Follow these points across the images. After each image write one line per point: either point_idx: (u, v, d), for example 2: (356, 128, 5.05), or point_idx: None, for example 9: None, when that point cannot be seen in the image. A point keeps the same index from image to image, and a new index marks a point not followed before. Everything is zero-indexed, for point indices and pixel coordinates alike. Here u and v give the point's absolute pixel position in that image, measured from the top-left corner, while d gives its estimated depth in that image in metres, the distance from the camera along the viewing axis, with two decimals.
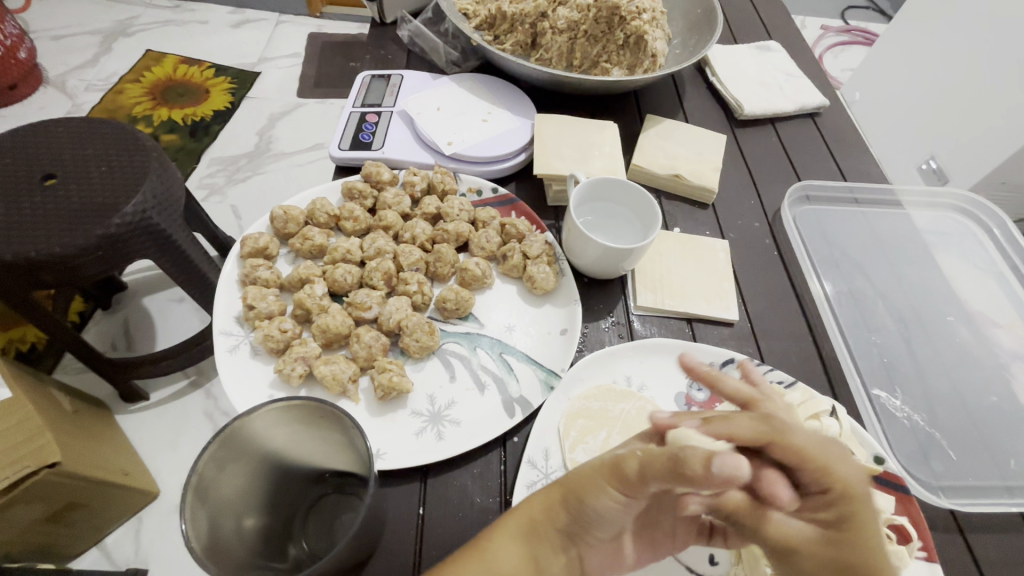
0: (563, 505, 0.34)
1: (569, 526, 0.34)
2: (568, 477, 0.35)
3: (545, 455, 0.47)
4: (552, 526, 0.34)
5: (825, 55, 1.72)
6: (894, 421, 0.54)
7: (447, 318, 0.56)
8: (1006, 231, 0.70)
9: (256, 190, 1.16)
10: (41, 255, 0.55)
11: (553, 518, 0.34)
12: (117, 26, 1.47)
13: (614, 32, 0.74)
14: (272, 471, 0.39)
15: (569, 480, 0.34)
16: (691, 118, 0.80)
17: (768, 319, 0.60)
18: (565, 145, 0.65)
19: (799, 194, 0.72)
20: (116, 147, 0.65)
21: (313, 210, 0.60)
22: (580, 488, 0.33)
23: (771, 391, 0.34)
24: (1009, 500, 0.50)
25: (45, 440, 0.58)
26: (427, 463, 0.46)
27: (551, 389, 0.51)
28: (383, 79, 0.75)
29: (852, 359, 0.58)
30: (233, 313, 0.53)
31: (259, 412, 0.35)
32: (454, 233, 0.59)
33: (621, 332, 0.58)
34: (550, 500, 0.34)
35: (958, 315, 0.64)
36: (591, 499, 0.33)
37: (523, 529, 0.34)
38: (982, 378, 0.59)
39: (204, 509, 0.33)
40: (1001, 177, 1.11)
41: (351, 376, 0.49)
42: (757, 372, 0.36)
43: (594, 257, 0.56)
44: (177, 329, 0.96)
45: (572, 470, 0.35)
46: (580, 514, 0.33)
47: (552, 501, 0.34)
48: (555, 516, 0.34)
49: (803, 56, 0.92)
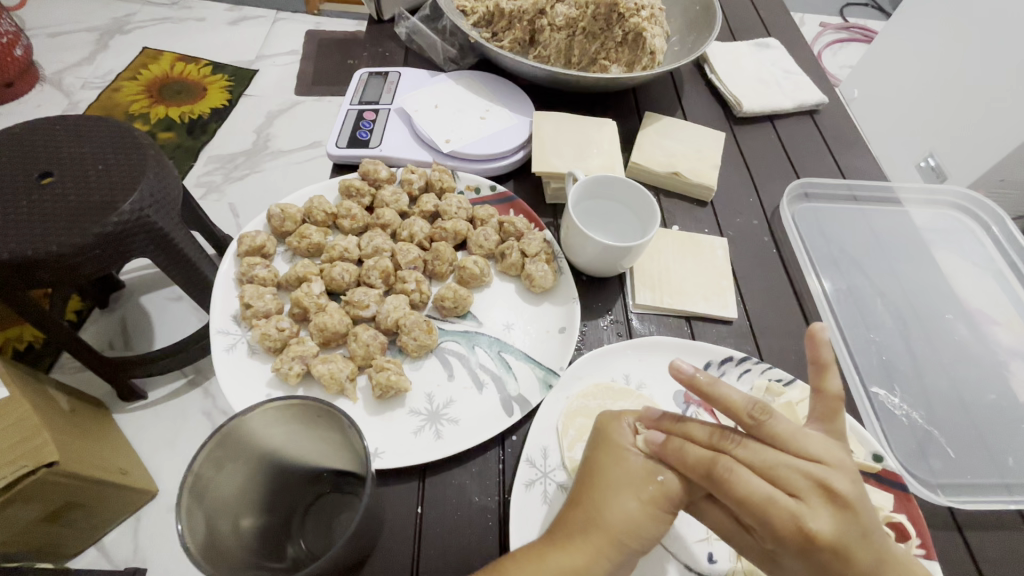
0: (614, 551, 0.36)
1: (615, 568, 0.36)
2: (611, 525, 0.36)
3: (543, 454, 0.47)
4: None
5: (824, 52, 1.71)
6: (893, 419, 0.54)
7: (445, 317, 0.56)
8: (1005, 228, 0.70)
9: (253, 188, 1.16)
10: (39, 253, 0.55)
11: (603, 566, 0.35)
12: (113, 23, 1.46)
13: (612, 29, 0.74)
14: (270, 471, 0.39)
15: (616, 529, 0.36)
16: (690, 115, 0.80)
17: (767, 317, 0.60)
18: (564, 143, 0.65)
19: (798, 191, 0.72)
20: (114, 145, 0.65)
21: (311, 208, 0.60)
22: (631, 528, 0.36)
23: (752, 417, 0.38)
24: (1008, 498, 0.50)
25: (43, 440, 0.58)
26: (425, 462, 0.46)
27: (550, 387, 0.51)
28: (381, 76, 0.75)
29: (850, 357, 0.58)
30: (230, 312, 0.53)
31: (256, 411, 0.35)
32: (452, 231, 0.59)
33: (619, 330, 0.58)
34: (595, 555, 0.35)
35: (957, 312, 0.64)
36: (642, 533, 0.36)
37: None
38: (980, 376, 0.59)
39: (201, 509, 0.33)
40: (999, 175, 1.11)
41: (348, 375, 0.49)
42: (735, 395, 0.39)
43: (592, 255, 0.56)
44: (175, 328, 0.95)
45: (614, 518, 0.36)
46: (630, 550, 0.36)
47: (599, 553, 0.35)
48: (601, 567, 0.35)
49: (802, 53, 0.92)
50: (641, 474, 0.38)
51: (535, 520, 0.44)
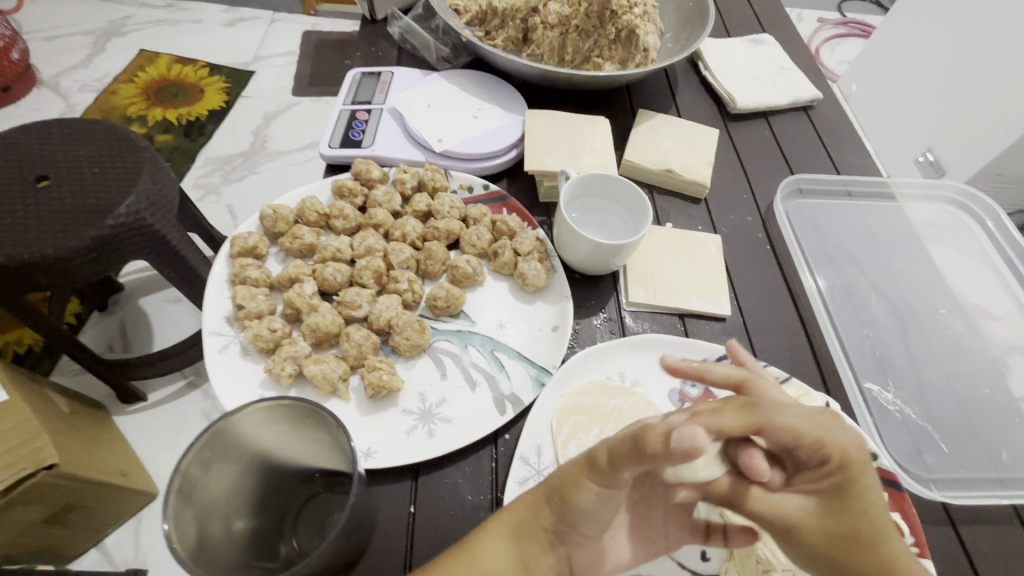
0: (547, 503, 0.35)
1: (555, 525, 0.35)
2: (551, 478, 0.36)
3: (537, 452, 0.47)
4: (539, 525, 0.35)
5: (822, 48, 1.71)
6: (887, 415, 0.54)
7: (438, 316, 0.56)
8: (1001, 224, 0.70)
9: (250, 190, 1.16)
10: (35, 257, 0.55)
11: (542, 520, 0.35)
12: (110, 26, 1.46)
13: (605, 26, 0.74)
14: (259, 472, 0.39)
15: (552, 481, 0.36)
16: (684, 113, 0.80)
17: (761, 315, 0.60)
18: (556, 142, 0.64)
19: (793, 187, 0.72)
20: (109, 148, 0.65)
21: (303, 209, 0.59)
22: (563, 484, 0.35)
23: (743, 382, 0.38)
24: (1003, 492, 0.50)
25: (43, 442, 0.58)
26: (417, 461, 0.46)
27: (543, 385, 0.51)
28: (374, 76, 0.75)
29: (844, 354, 0.57)
30: (223, 313, 0.53)
31: (244, 411, 0.35)
32: (445, 230, 0.59)
33: (613, 328, 0.58)
34: (536, 499, 0.36)
35: (951, 307, 0.64)
36: (574, 496, 0.34)
37: (506, 526, 0.36)
38: (974, 370, 0.58)
39: (189, 510, 0.33)
40: (998, 169, 1.10)
41: (341, 375, 0.49)
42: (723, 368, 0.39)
43: (585, 253, 0.56)
44: (174, 331, 0.95)
45: (556, 472, 0.36)
46: (564, 513, 0.35)
47: (538, 500, 0.36)
48: (543, 515, 0.35)
49: (798, 49, 0.92)
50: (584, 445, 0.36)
51: None
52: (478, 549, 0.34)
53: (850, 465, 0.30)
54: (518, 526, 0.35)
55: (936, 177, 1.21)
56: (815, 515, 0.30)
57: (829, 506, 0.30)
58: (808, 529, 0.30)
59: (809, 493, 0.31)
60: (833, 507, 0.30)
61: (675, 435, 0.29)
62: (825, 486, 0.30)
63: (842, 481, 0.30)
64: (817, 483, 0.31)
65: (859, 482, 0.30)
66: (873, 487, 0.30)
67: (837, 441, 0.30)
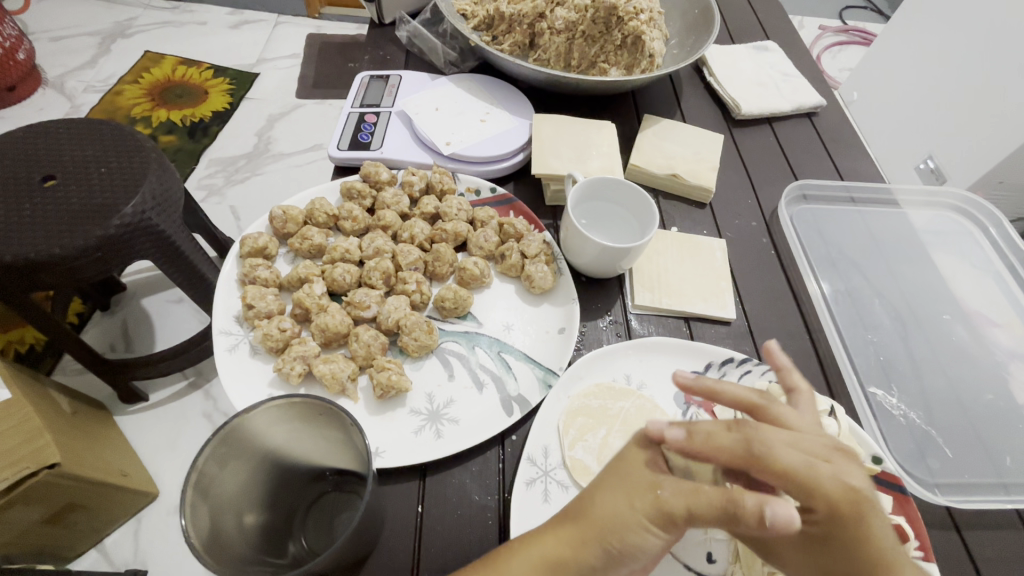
0: (600, 544, 0.33)
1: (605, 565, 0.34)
2: (597, 518, 0.34)
3: (544, 453, 0.48)
4: (586, 564, 0.33)
5: (823, 55, 1.72)
6: (891, 419, 0.54)
7: (445, 317, 0.56)
8: (1003, 230, 0.71)
9: (254, 191, 1.16)
10: (41, 255, 0.56)
11: (590, 561, 0.33)
12: (115, 27, 1.47)
13: (611, 32, 0.75)
14: (272, 469, 0.40)
15: (602, 522, 0.34)
16: (688, 118, 0.80)
17: (766, 319, 0.60)
18: (563, 145, 0.65)
19: (797, 193, 0.72)
20: (116, 148, 0.65)
21: (312, 210, 0.60)
22: (619, 527, 0.33)
23: (761, 402, 0.38)
24: (1005, 497, 0.50)
25: (45, 441, 0.58)
26: (425, 460, 0.46)
27: (550, 387, 0.51)
28: (382, 79, 0.75)
29: (848, 358, 0.58)
30: (232, 313, 0.54)
31: (259, 409, 0.35)
32: (452, 232, 0.59)
33: (619, 330, 0.58)
34: (584, 537, 0.34)
35: (954, 313, 0.64)
36: (633, 540, 0.33)
37: (545, 556, 0.34)
38: (977, 376, 0.59)
39: (205, 504, 0.34)
40: (999, 177, 1.11)
41: (350, 375, 0.49)
42: (740, 388, 0.39)
43: (591, 255, 0.56)
44: (176, 331, 0.96)
45: (599, 510, 0.34)
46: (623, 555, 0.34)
47: (585, 541, 0.34)
48: (592, 555, 0.33)
49: (801, 56, 0.93)
50: (641, 483, 0.34)
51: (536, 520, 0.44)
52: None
53: (845, 516, 0.33)
54: (560, 561, 0.34)
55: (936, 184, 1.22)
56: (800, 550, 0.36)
57: (820, 540, 0.34)
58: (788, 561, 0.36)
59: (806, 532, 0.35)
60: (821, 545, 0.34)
61: (770, 513, 0.29)
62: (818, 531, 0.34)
63: (834, 527, 0.33)
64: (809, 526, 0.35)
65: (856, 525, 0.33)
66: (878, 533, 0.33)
67: (830, 493, 0.33)
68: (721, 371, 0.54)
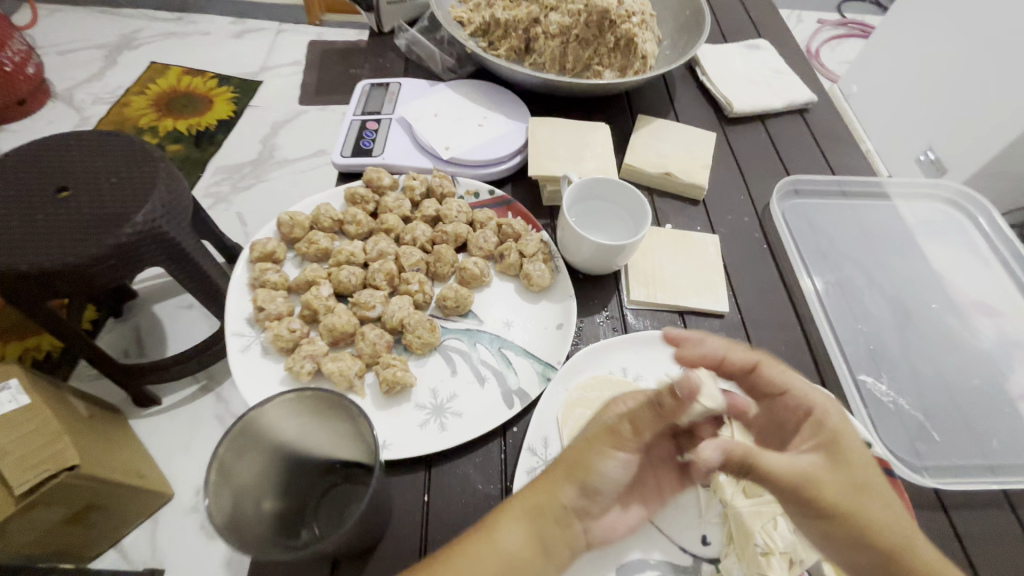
0: (571, 483, 0.38)
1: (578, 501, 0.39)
2: (569, 458, 0.39)
3: (544, 443, 0.50)
4: (560, 503, 0.38)
5: (822, 49, 1.73)
6: (881, 406, 0.56)
7: (447, 315, 0.58)
8: (994, 223, 0.72)
9: (260, 197, 1.20)
10: (56, 264, 0.58)
11: (564, 497, 0.38)
12: (121, 39, 1.51)
13: (605, 35, 0.78)
14: (287, 460, 0.42)
15: (569, 460, 0.39)
16: (682, 117, 0.82)
17: (758, 311, 0.62)
18: (559, 146, 0.67)
19: (788, 188, 0.74)
20: (126, 158, 0.68)
21: (318, 215, 0.62)
22: (584, 460, 0.38)
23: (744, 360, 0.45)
24: (991, 478, 0.52)
25: (65, 443, 0.61)
26: (431, 452, 0.48)
27: (549, 380, 0.53)
28: (382, 87, 0.77)
29: (839, 348, 0.60)
30: (244, 315, 0.56)
31: (272, 402, 0.38)
32: (453, 234, 0.62)
33: (615, 325, 0.60)
34: (557, 480, 0.39)
35: (942, 302, 0.65)
36: (598, 468, 0.38)
37: (528, 507, 0.39)
38: (967, 363, 0.60)
39: (226, 487, 0.36)
40: (997, 168, 1.11)
41: (357, 372, 0.52)
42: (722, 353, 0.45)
43: (588, 253, 0.58)
44: (187, 335, 0.99)
45: (568, 451, 0.40)
46: (588, 486, 0.39)
47: (558, 480, 0.39)
48: (565, 494, 0.38)
49: (792, 53, 0.95)
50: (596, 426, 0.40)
51: None
52: (500, 529, 0.38)
53: (828, 423, 0.40)
54: (539, 508, 0.38)
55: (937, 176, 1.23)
56: (825, 468, 0.38)
57: (836, 454, 0.38)
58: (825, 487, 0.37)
59: (814, 452, 0.39)
60: (835, 458, 0.38)
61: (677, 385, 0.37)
62: (821, 442, 0.39)
63: (827, 434, 0.39)
64: (813, 445, 0.39)
65: (843, 436, 0.39)
66: (851, 435, 0.39)
67: (813, 402, 0.41)
68: None
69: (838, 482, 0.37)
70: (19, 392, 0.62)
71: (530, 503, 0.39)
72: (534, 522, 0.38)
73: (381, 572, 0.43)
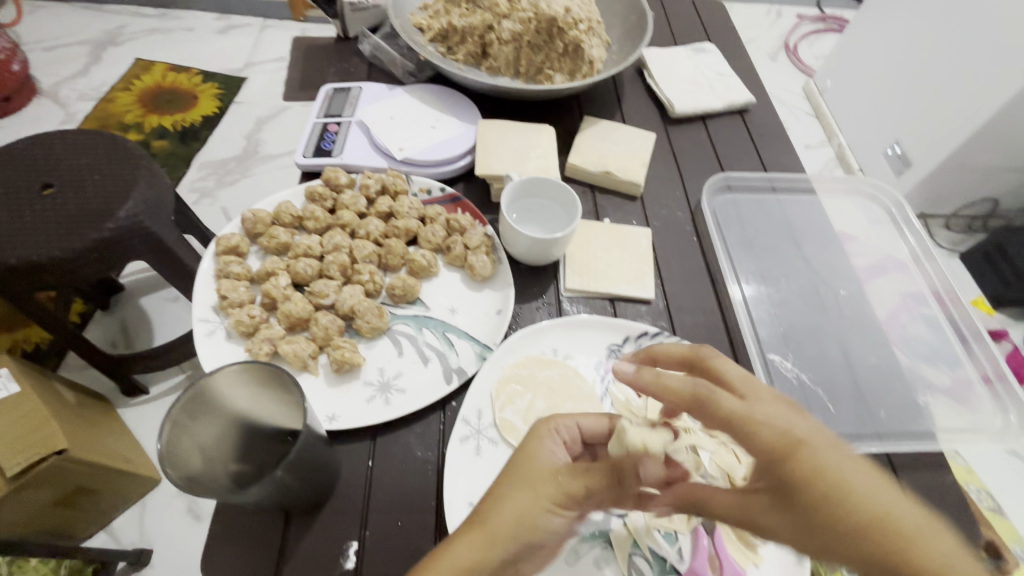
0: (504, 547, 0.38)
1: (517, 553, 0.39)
2: (497, 528, 0.39)
3: (478, 414, 0.56)
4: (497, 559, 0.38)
5: (800, 44, 1.68)
6: (785, 380, 0.62)
7: (397, 303, 0.64)
8: (914, 227, 0.80)
9: (244, 192, 1.25)
10: (44, 258, 0.64)
11: (499, 553, 0.38)
12: (106, 36, 1.55)
13: (553, 42, 0.83)
14: (241, 427, 0.48)
15: (499, 531, 0.39)
16: (628, 118, 0.88)
17: (683, 297, 0.68)
18: (505, 147, 0.73)
19: (720, 183, 0.80)
20: (108, 157, 0.73)
21: (279, 212, 0.68)
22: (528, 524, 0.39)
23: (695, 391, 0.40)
24: (877, 443, 0.58)
25: (53, 430, 0.67)
26: (375, 423, 0.55)
27: (484, 360, 0.60)
28: (344, 92, 0.83)
29: (752, 330, 0.66)
30: (210, 303, 0.62)
31: (219, 373, 0.44)
32: (403, 228, 0.67)
33: (551, 311, 0.66)
34: (485, 541, 0.38)
35: (850, 288, 0.72)
36: (543, 526, 0.40)
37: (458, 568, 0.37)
38: (868, 343, 0.67)
39: (181, 441, 0.43)
40: (963, 160, 1.14)
41: (311, 353, 0.58)
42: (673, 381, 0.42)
43: (525, 247, 0.64)
44: (171, 326, 1.04)
45: (499, 521, 0.39)
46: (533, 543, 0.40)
47: (495, 541, 0.38)
48: (502, 551, 0.38)
49: (739, 56, 1.00)
50: (540, 476, 0.41)
51: (468, 469, 0.52)
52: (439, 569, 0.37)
53: (781, 455, 0.36)
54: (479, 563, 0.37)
55: (904, 169, 1.24)
56: (775, 512, 0.36)
57: (786, 497, 0.35)
58: (782, 534, 0.35)
59: (764, 491, 0.37)
60: (784, 503, 0.35)
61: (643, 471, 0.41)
62: (772, 483, 0.36)
63: (785, 472, 0.35)
64: (767, 482, 0.37)
65: (800, 465, 0.35)
66: (820, 461, 0.35)
67: (764, 435, 0.36)
68: (637, 343, 0.62)
69: (783, 524, 0.35)
70: (8, 378, 0.68)
71: (475, 545, 0.38)
72: (476, 571, 0.37)
73: (328, 525, 0.49)
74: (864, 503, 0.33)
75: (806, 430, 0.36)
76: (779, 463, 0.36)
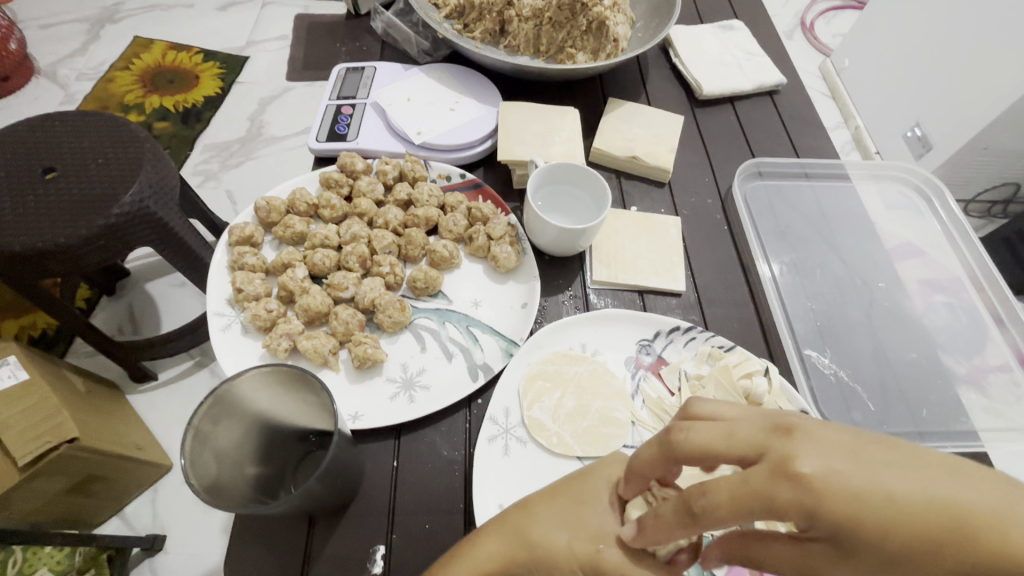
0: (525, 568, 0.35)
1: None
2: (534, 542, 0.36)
3: (505, 413, 0.54)
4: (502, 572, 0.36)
5: (817, 21, 1.59)
6: (822, 377, 0.60)
7: (418, 296, 0.61)
8: (952, 210, 0.75)
9: (249, 175, 1.22)
10: (47, 245, 0.61)
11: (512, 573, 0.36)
12: (103, 12, 1.50)
13: (577, 18, 0.78)
14: (262, 430, 0.46)
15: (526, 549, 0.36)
16: (653, 101, 0.84)
17: (715, 289, 0.66)
18: (528, 132, 0.69)
19: (751, 170, 0.77)
20: (112, 139, 0.70)
21: (293, 200, 0.65)
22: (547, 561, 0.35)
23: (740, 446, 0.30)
24: (919, 443, 0.56)
25: (62, 418, 0.65)
26: (399, 422, 0.52)
27: (511, 355, 0.57)
28: (357, 72, 0.79)
29: (787, 324, 0.63)
30: (224, 296, 0.59)
31: (243, 376, 0.41)
32: (424, 217, 0.64)
33: (578, 304, 0.64)
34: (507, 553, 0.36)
35: (888, 281, 0.69)
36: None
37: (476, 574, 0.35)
38: (906, 339, 0.64)
39: (205, 454, 0.40)
40: (984, 143, 1.01)
41: (331, 348, 0.55)
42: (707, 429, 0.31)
43: (552, 237, 0.61)
44: (178, 313, 1.02)
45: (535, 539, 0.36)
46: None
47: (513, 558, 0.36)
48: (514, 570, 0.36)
49: (766, 34, 0.95)
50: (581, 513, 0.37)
51: (496, 470, 0.50)
52: None
53: (814, 509, 0.27)
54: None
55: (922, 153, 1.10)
56: (834, 562, 0.28)
57: (842, 547, 0.27)
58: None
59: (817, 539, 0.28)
60: (848, 553, 0.27)
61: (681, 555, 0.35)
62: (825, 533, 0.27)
63: (822, 524, 0.27)
64: (812, 534, 0.28)
65: (835, 507, 0.27)
66: (864, 494, 0.26)
67: (782, 496, 0.27)
68: (668, 338, 0.60)
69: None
70: (17, 367, 0.66)
71: (495, 553, 0.36)
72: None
73: (353, 527, 0.48)
74: (934, 517, 0.26)
75: (825, 464, 0.27)
76: (824, 515, 0.27)
